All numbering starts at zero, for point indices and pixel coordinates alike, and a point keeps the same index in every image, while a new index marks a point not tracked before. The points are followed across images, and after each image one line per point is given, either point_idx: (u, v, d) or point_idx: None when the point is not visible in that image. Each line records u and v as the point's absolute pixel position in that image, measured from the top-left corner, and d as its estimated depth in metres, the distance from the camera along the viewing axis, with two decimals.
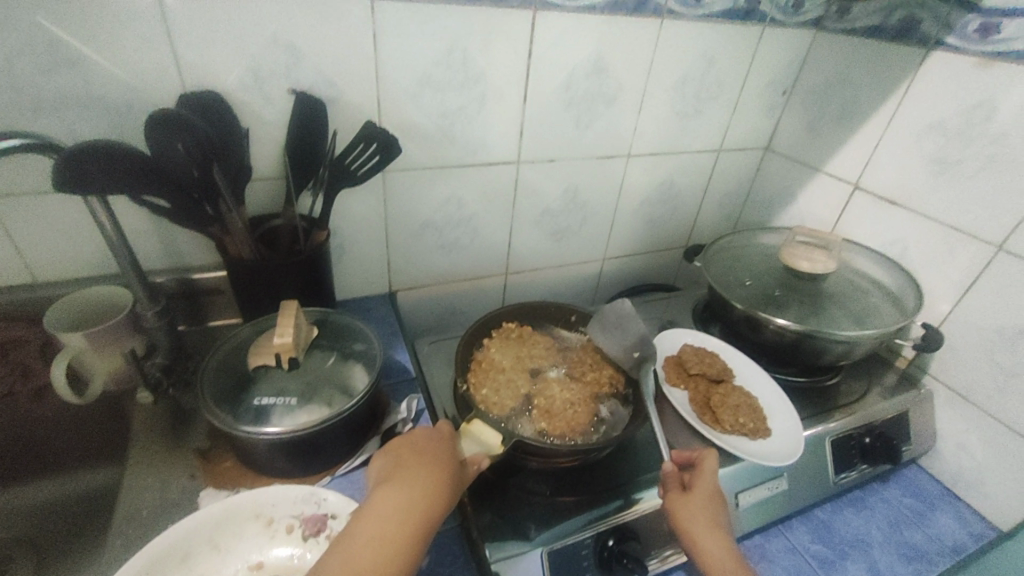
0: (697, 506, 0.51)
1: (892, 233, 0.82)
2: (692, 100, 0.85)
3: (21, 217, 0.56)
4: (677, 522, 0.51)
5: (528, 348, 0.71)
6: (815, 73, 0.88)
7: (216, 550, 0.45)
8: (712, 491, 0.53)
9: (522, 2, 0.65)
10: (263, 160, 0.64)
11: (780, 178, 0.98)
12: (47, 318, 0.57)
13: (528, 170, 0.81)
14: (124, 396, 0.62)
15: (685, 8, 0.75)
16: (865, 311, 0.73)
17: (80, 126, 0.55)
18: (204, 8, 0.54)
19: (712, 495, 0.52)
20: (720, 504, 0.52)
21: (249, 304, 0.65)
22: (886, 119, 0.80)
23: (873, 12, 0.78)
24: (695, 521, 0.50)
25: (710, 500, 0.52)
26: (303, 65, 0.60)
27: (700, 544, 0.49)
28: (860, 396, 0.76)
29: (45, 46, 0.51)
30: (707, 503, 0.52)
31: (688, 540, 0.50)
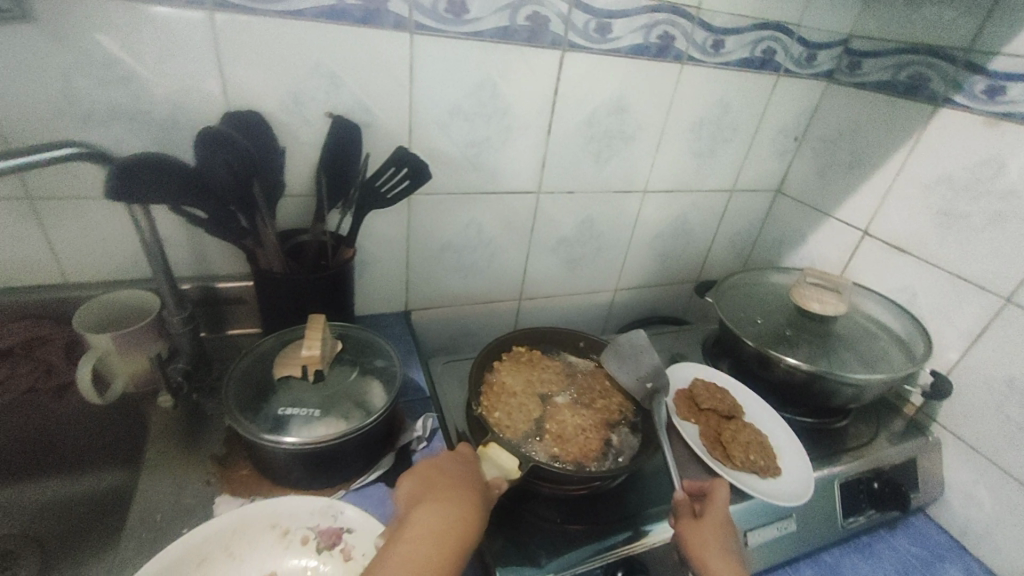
0: (709, 534, 0.52)
1: (901, 280, 0.84)
2: (707, 141, 0.88)
3: (61, 220, 0.58)
4: (688, 548, 0.52)
5: (541, 372, 0.72)
6: (827, 121, 0.91)
7: (233, 556, 0.46)
8: (725, 518, 0.53)
9: (552, 43, 0.69)
10: (297, 178, 0.67)
11: (790, 220, 1.01)
12: (77, 319, 0.59)
13: (547, 200, 0.84)
14: (142, 401, 0.62)
15: (705, 55, 0.78)
16: (875, 355, 0.74)
17: (128, 137, 0.58)
18: (255, 34, 0.57)
19: (725, 523, 0.53)
20: (732, 532, 0.53)
21: (272, 314, 0.66)
22: (896, 170, 0.83)
23: (884, 68, 0.82)
24: (707, 547, 0.51)
25: (723, 528, 0.52)
26: (343, 91, 0.63)
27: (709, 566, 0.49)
28: (868, 440, 0.77)
29: (104, 62, 0.54)
30: (719, 530, 0.52)
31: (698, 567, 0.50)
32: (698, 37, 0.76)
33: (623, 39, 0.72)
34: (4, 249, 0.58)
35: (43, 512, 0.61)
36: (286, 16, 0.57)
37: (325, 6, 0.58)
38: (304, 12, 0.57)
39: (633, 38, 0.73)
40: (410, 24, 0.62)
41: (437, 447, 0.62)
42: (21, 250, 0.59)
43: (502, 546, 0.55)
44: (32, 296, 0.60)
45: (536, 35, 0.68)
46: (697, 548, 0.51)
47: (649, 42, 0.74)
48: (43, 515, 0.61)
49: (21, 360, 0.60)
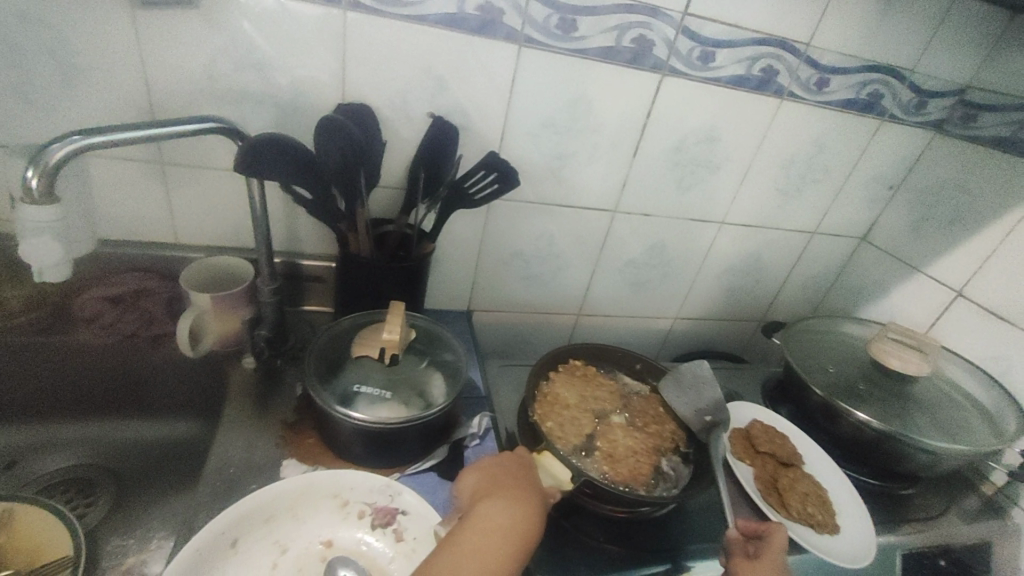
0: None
1: (994, 349, 0.79)
2: (795, 180, 0.86)
3: (182, 186, 0.64)
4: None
5: (595, 389, 0.72)
6: (928, 173, 0.87)
7: (295, 519, 0.49)
8: (780, 563, 0.52)
9: (653, 66, 0.70)
10: (391, 171, 0.71)
11: (872, 271, 0.96)
12: (184, 276, 0.64)
13: (622, 221, 0.84)
14: (226, 359, 0.67)
15: (808, 93, 0.77)
16: (956, 425, 0.70)
17: (251, 117, 0.63)
18: (378, 35, 0.61)
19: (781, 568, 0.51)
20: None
21: (349, 295, 0.69)
22: (1003, 232, 0.78)
23: (1003, 123, 0.78)
24: None
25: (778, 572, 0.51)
26: (447, 94, 0.66)
27: None
28: (937, 514, 0.72)
29: (244, 48, 0.59)
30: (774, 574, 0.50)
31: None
32: (803, 73, 0.75)
33: (725, 69, 0.72)
34: (132, 206, 0.64)
35: (124, 447, 0.68)
36: (409, 20, 0.61)
37: (446, 14, 0.61)
38: (426, 17, 0.61)
39: (735, 69, 0.72)
40: (520, 36, 0.64)
41: (489, 447, 0.63)
42: (145, 208, 0.65)
43: (543, 555, 0.56)
44: (147, 251, 0.66)
45: (639, 58, 0.69)
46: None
47: (751, 74, 0.73)
48: (123, 450, 0.67)
49: (126, 308, 0.66)
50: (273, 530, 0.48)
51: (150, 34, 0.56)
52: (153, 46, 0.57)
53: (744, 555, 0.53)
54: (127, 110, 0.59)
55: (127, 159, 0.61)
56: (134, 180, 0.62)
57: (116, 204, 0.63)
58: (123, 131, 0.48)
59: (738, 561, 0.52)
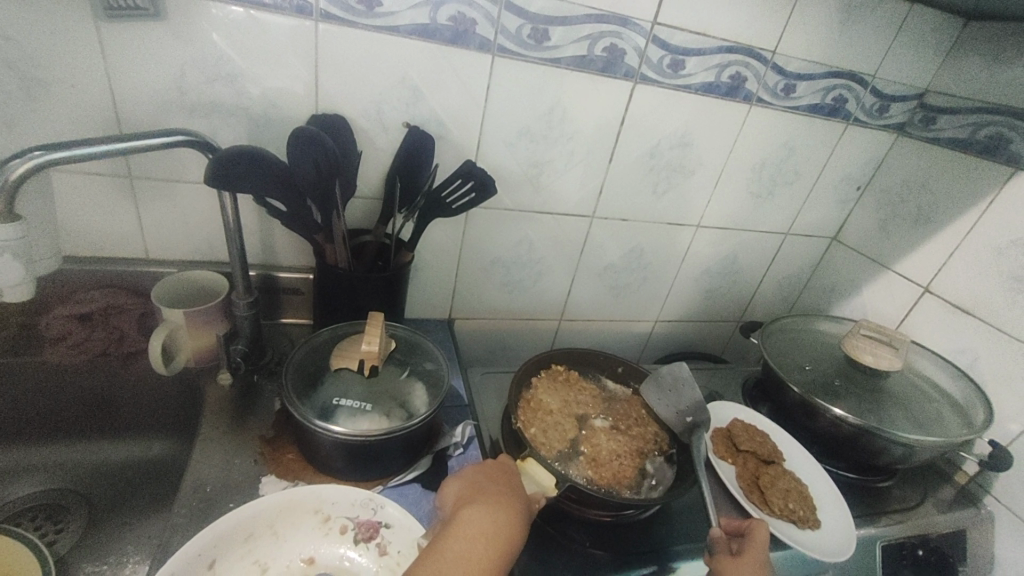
0: (747, 571, 0.50)
1: (960, 342, 0.81)
2: (767, 183, 0.88)
3: (153, 200, 0.63)
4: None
5: (578, 394, 0.72)
6: (892, 174, 0.90)
7: (274, 536, 0.48)
8: (764, 559, 0.52)
9: (625, 75, 0.71)
10: (368, 181, 0.70)
11: (844, 269, 0.99)
12: (155, 292, 0.63)
13: (599, 226, 0.85)
14: (202, 375, 0.65)
15: (775, 98, 0.79)
16: (928, 417, 0.71)
17: (223, 129, 0.62)
18: (351, 46, 0.61)
19: (766, 564, 0.51)
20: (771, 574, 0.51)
21: (327, 307, 0.69)
22: (965, 229, 0.81)
23: (961, 125, 0.81)
24: None
25: (762, 567, 0.51)
26: (423, 104, 0.67)
27: None
28: (914, 505, 0.73)
29: (214, 60, 0.58)
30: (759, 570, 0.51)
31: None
32: (771, 80, 0.77)
33: (696, 76, 0.74)
34: (100, 221, 0.63)
35: (96, 471, 0.65)
36: (383, 31, 0.61)
37: (420, 25, 0.61)
38: (400, 28, 0.61)
39: (705, 76, 0.74)
40: (494, 46, 0.65)
41: (472, 456, 0.62)
42: (114, 223, 0.63)
43: (528, 563, 0.55)
44: (118, 268, 0.65)
45: (611, 66, 0.70)
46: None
47: (720, 80, 0.75)
48: (95, 474, 0.65)
49: (96, 327, 0.63)
50: (252, 549, 0.47)
51: (117, 47, 0.55)
52: (120, 59, 0.56)
53: (728, 554, 0.53)
54: (94, 124, 0.58)
55: (94, 174, 0.60)
56: (103, 194, 0.61)
57: (84, 220, 0.62)
58: (87, 145, 0.47)
59: (722, 560, 0.53)
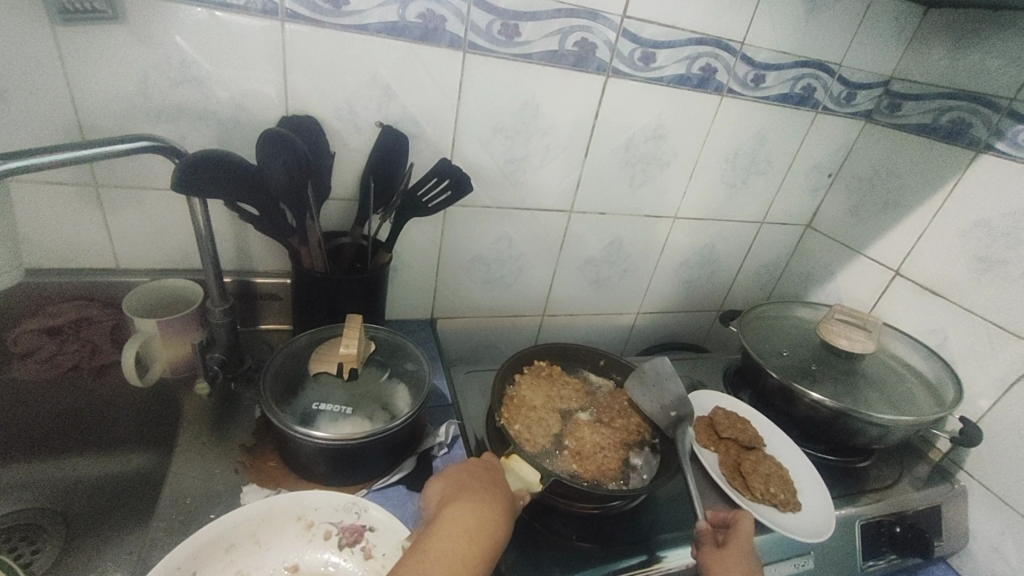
0: (733, 561, 0.52)
1: (930, 322, 0.84)
2: (740, 173, 0.89)
3: (120, 208, 0.62)
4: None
5: (561, 388, 0.72)
6: (862, 160, 0.92)
7: (257, 545, 0.47)
8: (748, 548, 0.53)
9: (597, 69, 0.71)
10: (343, 183, 0.70)
11: (819, 256, 1.00)
12: (126, 303, 0.62)
13: (578, 221, 0.85)
14: (179, 386, 0.64)
15: (746, 89, 0.80)
16: (902, 397, 0.73)
17: (190, 133, 0.61)
18: (319, 46, 0.60)
19: (750, 553, 0.53)
20: (755, 562, 0.53)
21: (306, 313, 0.68)
22: (931, 212, 0.83)
23: (925, 111, 0.83)
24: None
25: (747, 557, 0.53)
26: (395, 103, 0.66)
27: None
28: (891, 483, 0.75)
29: (178, 63, 0.57)
30: (745, 560, 0.52)
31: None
32: (740, 71, 0.78)
33: (667, 69, 0.74)
34: (64, 231, 0.61)
35: (71, 487, 0.63)
36: (350, 29, 0.60)
37: (388, 22, 0.61)
38: (368, 26, 0.60)
39: (677, 69, 0.75)
40: (464, 43, 0.64)
41: (457, 455, 0.63)
42: (79, 232, 0.62)
43: (516, 559, 0.55)
44: (85, 278, 0.63)
45: (583, 60, 0.70)
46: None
47: (691, 73, 0.76)
48: (71, 491, 0.63)
49: (67, 339, 0.62)
50: (234, 559, 0.46)
51: (73, 52, 0.53)
52: (78, 64, 0.54)
53: (713, 544, 0.54)
54: (55, 132, 0.57)
55: (56, 183, 0.58)
56: (67, 204, 0.59)
57: (48, 231, 0.60)
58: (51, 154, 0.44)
59: (707, 550, 0.54)
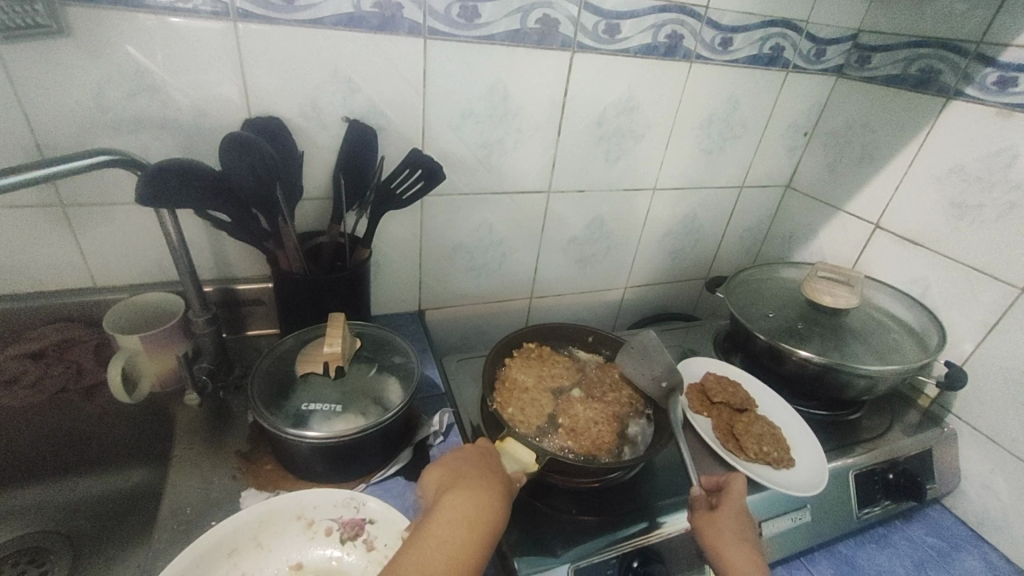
0: (725, 524, 0.53)
1: (913, 272, 0.84)
2: (716, 138, 0.89)
3: (91, 226, 0.61)
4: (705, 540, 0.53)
5: (551, 368, 0.73)
6: (836, 117, 0.92)
7: (259, 547, 0.48)
8: (740, 510, 0.54)
9: (562, 45, 0.70)
10: (315, 182, 0.69)
11: (800, 216, 1.01)
12: (106, 321, 0.61)
13: (557, 200, 0.85)
14: (169, 399, 0.64)
15: (714, 53, 0.79)
16: (888, 348, 0.74)
17: (153, 144, 0.60)
18: (276, 43, 0.59)
19: (743, 515, 0.54)
20: (747, 520, 0.54)
21: (290, 316, 0.67)
22: (907, 162, 0.83)
23: (894, 62, 0.82)
24: (722, 535, 0.52)
25: (741, 519, 0.54)
26: (359, 96, 0.65)
27: (725, 553, 0.50)
28: (882, 431, 0.77)
29: (133, 73, 0.56)
30: (737, 522, 0.53)
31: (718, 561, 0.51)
32: (707, 35, 0.77)
33: (633, 39, 0.73)
34: (35, 254, 0.60)
35: (73, 508, 0.63)
36: (306, 24, 0.59)
37: (344, 14, 0.60)
38: (324, 19, 0.59)
39: (642, 39, 0.74)
40: (424, 29, 0.63)
41: (453, 442, 0.63)
42: (51, 254, 0.61)
43: (518, 538, 0.56)
44: (63, 298, 0.63)
45: (547, 37, 0.69)
46: (715, 539, 0.52)
47: (658, 42, 0.75)
48: (73, 511, 0.63)
49: (51, 362, 0.62)
50: (237, 563, 0.46)
51: (22, 71, 0.52)
52: (29, 81, 0.53)
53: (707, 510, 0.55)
54: (11, 154, 0.55)
55: (22, 207, 0.57)
56: (34, 227, 0.59)
57: (17, 255, 0.60)
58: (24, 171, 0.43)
59: (701, 515, 0.55)
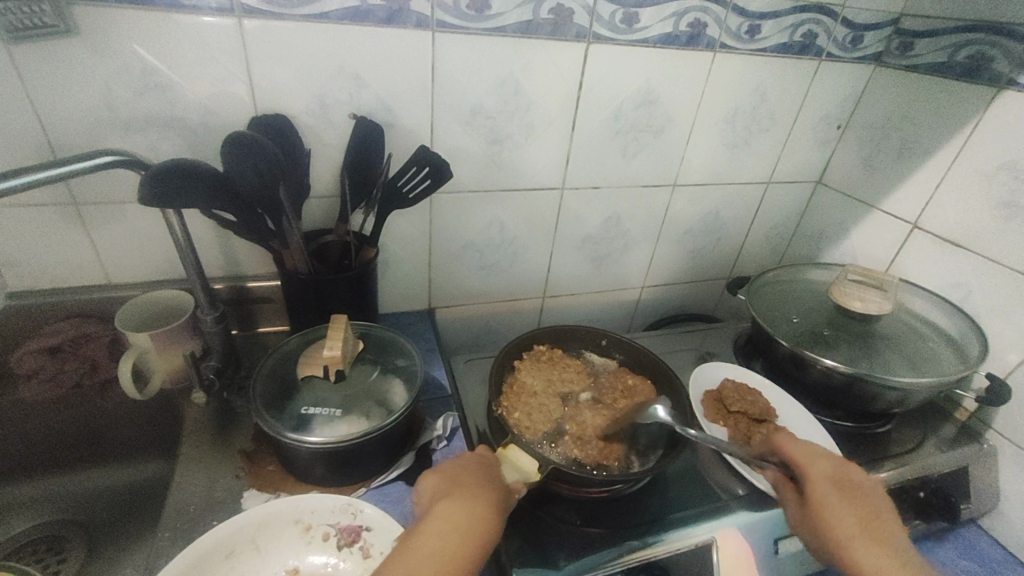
0: (833, 502, 0.49)
1: (953, 276, 0.79)
2: (742, 132, 0.84)
3: (104, 224, 0.62)
4: (811, 536, 0.50)
5: (561, 372, 0.71)
6: (873, 108, 0.86)
7: (257, 550, 0.48)
8: (831, 480, 0.51)
9: (576, 36, 0.67)
10: (322, 180, 0.68)
11: (831, 213, 0.95)
12: (119, 319, 0.61)
13: (572, 197, 0.82)
14: (179, 395, 0.65)
15: (740, 42, 0.75)
16: (923, 357, 0.69)
17: (160, 143, 0.60)
18: (281, 39, 0.58)
19: (842, 486, 0.50)
20: (851, 492, 0.50)
21: (297, 316, 0.67)
22: (950, 157, 0.77)
23: (938, 49, 0.76)
24: (841, 519, 0.48)
25: (842, 492, 0.50)
26: (366, 92, 0.64)
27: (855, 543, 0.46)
28: (914, 446, 0.72)
29: (140, 72, 0.55)
30: (836, 498, 0.49)
31: (839, 555, 0.47)
32: (733, 23, 0.73)
33: (652, 29, 0.70)
34: (53, 252, 0.62)
35: (91, 498, 0.65)
36: (311, 19, 0.58)
37: (350, 8, 0.58)
38: (329, 14, 0.58)
39: (662, 28, 0.70)
40: (432, 22, 0.61)
41: (457, 446, 0.62)
42: (67, 252, 0.62)
43: (519, 548, 0.55)
44: (80, 295, 0.64)
45: (560, 28, 0.66)
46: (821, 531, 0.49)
47: (679, 30, 0.71)
48: (91, 501, 0.64)
49: (67, 357, 0.64)
50: (235, 565, 0.46)
51: (31, 71, 0.53)
52: (39, 81, 0.53)
53: (800, 504, 0.53)
54: (25, 153, 0.56)
55: (37, 205, 0.58)
56: (49, 225, 0.60)
57: (34, 252, 0.61)
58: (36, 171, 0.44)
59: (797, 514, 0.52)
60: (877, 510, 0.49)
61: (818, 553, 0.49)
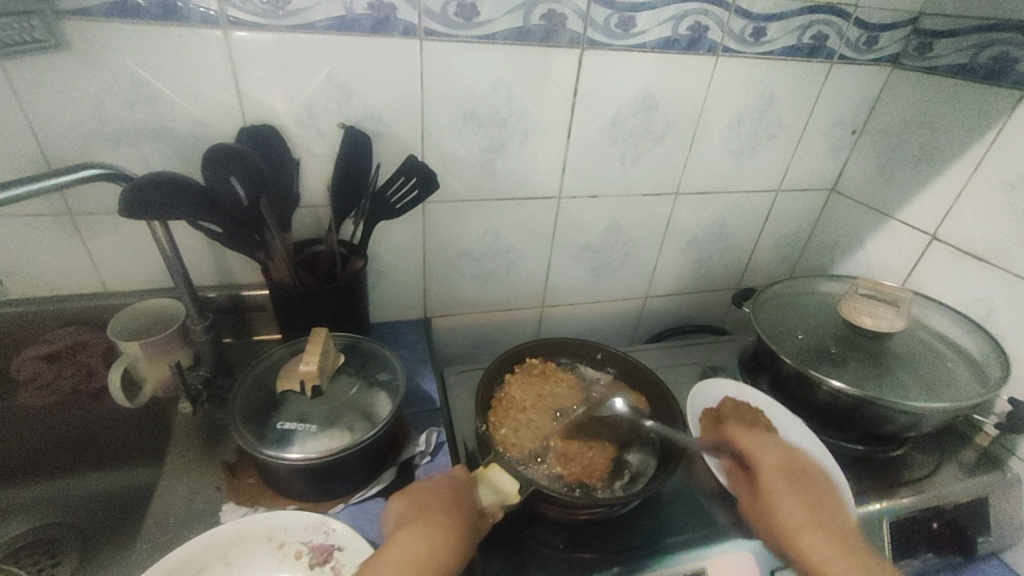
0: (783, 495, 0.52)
1: (974, 291, 0.74)
2: (748, 139, 0.81)
3: (97, 235, 0.63)
4: (761, 525, 0.53)
5: (552, 387, 0.69)
6: (889, 112, 0.82)
7: (229, 566, 0.47)
8: (781, 470, 0.54)
9: (569, 42, 0.66)
10: (312, 190, 0.68)
11: (846, 222, 0.91)
12: (111, 327, 0.62)
13: (569, 206, 0.81)
14: (169, 403, 0.66)
15: (744, 45, 0.72)
16: (939, 379, 0.65)
17: (151, 154, 0.61)
18: (267, 50, 0.58)
19: (791, 476, 0.53)
20: (802, 485, 0.53)
21: (286, 326, 0.67)
22: (972, 165, 0.72)
23: (960, 50, 0.72)
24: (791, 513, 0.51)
25: (790, 482, 0.53)
26: (354, 101, 0.63)
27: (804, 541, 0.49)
28: (930, 472, 0.68)
29: (129, 85, 0.56)
30: (788, 491, 0.52)
31: (787, 543, 0.50)
32: (736, 26, 0.70)
33: (649, 33, 0.67)
34: (49, 261, 0.63)
35: (87, 501, 0.65)
36: (297, 29, 0.57)
37: (336, 18, 0.58)
38: (314, 24, 0.57)
39: (660, 32, 0.68)
40: (420, 30, 0.60)
41: (440, 463, 0.61)
42: (63, 261, 0.63)
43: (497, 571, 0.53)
44: (75, 304, 0.66)
45: (552, 35, 0.65)
46: (773, 522, 0.51)
47: (678, 35, 0.69)
48: (87, 505, 0.65)
49: (64, 364, 0.66)
50: None
51: (24, 86, 0.54)
52: (32, 95, 0.54)
53: (750, 494, 0.56)
54: (21, 165, 0.58)
55: (32, 216, 0.59)
56: (44, 235, 0.61)
57: (31, 262, 0.62)
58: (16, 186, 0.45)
59: (749, 504, 0.55)
60: (827, 503, 0.52)
61: (766, 541, 0.52)
